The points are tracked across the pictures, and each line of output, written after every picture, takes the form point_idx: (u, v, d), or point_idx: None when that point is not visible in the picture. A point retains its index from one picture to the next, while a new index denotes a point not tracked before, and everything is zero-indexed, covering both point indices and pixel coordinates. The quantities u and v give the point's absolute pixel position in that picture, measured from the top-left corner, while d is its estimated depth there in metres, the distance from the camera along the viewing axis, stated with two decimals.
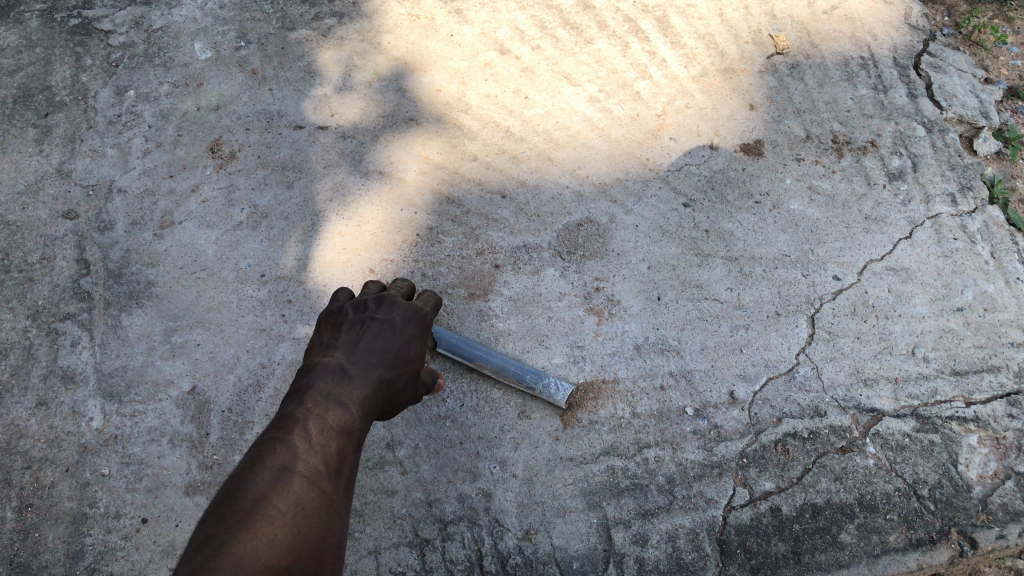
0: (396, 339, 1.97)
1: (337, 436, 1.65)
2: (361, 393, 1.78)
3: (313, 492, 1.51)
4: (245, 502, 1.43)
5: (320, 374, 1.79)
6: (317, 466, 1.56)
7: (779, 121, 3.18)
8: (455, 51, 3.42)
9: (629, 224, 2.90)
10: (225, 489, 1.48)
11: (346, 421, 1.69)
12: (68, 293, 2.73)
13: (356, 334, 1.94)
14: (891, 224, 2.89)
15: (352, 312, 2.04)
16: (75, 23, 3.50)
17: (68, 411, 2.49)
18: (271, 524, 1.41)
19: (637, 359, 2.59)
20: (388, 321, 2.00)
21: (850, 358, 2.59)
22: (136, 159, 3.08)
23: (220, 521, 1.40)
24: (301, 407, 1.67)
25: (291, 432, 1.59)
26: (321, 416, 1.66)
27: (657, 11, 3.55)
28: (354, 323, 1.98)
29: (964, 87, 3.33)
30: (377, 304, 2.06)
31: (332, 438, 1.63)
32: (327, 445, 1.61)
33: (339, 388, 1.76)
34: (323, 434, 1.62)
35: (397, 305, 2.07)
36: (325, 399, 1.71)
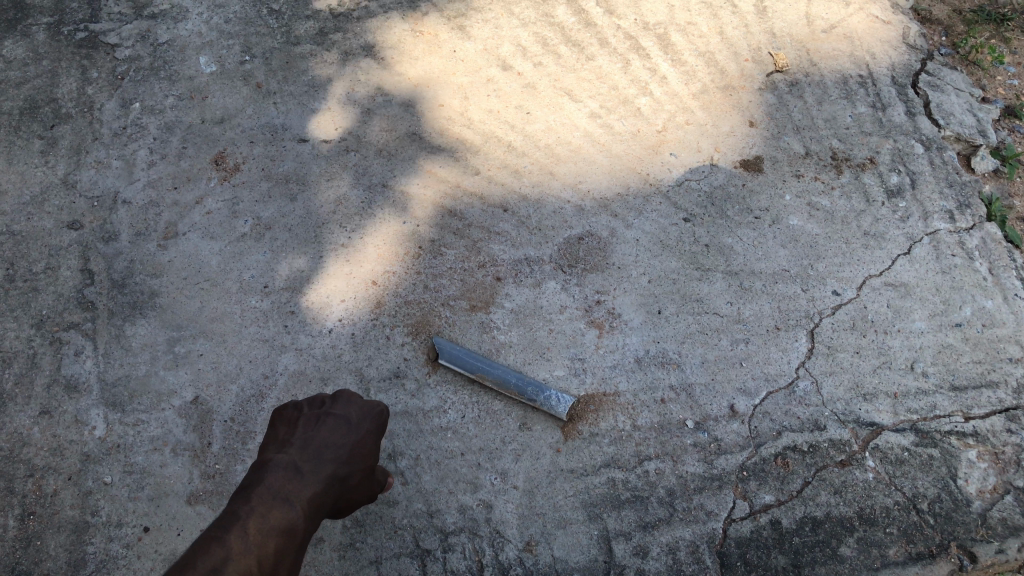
0: (351, 436, 1.90)
1: (276, 536, 1.65)
2: (309, 492, 1.75)
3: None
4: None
5: (271, 472, 1.75)
6: (246, 570, 1.57)
7: (778, 138, 3.21)
8: (458, 67, 3.45)
9: (629, 239, 2.92)
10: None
11: (287, 522, 1.68)
12: (72, 303, 2.75)
13: (311, 431, 1.87)
14: (890, 240, 2.91)
15: (309, 403, 1.95)
16: (81, 36, 3.53)
17: (71, 420, 2.50)
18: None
19: (637, 372, 2.61)
20: (345, 416, 1.91)
21: (850, 372, 2.61)
22: (141, 170, 3.10)
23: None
24: (244, 506, 1.67)
25: (227, 534, 1.60)
26: (261, 518, 1.65)
27: (658, 28, 3.59)
28: (310, 418, 1.90)
29: (962, 106, 3.36)
30: (335, 396, 1.96)
31: (270, 540, 1.64)
32: (264, 547, 1.62)
33: (287, 486, 1.73)
34: (258, 537, 1.63)
35: (355, 399, 1.97)
36: (269, 498, 1.70)
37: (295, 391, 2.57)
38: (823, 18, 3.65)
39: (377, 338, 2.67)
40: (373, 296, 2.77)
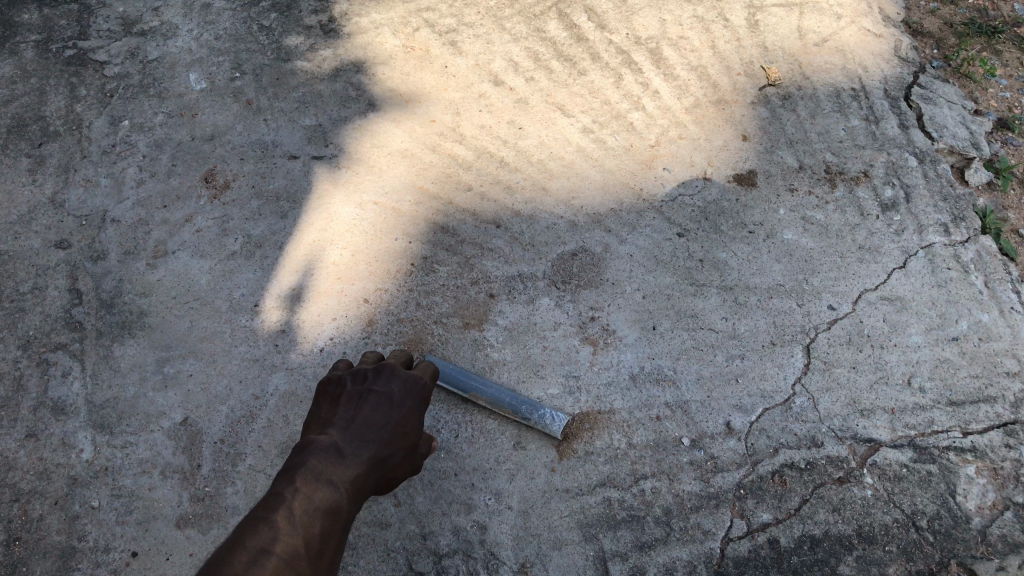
0: (394, 411, 2.01)
1: (321, 517, 1.65)
2: (350, 473, 1.80)
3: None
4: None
5: (312, 456, 1.80)
6: (296, 545, 1.55)
7: (772, 152, 3.19)
8: (450, 82, 3.43)
9: (623, 254, 2.90)
10: (210, 562, 1.46)
11: (332, 502, 1.70)
12: (59, 323, 2.71)
13: (352, 409, 2.00)
14: (885, 253, 2.90)
15: (350, 385, 2.08)
16: (70, 53, 3.51)
17: (58, 442, 2.47)
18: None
19: (633, 389, 2.58)
20: (387, 392, 2.04)
21: (846, 388, 2.58)
22: (130, 189, 3.07)
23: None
24: (289, 487, 1.68)
25: (277, 511, 1.59)
26: (307, 496, 1.67)
27: (650, 43, 3.58)
28: (352, 396, 2.03)
29: (955, 119, 3.36)
30: (378, 373, 2.11)
31: (317, 519, 1.64)
32: (311, 526, 1.61)
33: (328, 468, 1.78)
34: (306, 515, 1.62)
35: (400, 375, 2.11)
36: (312, 479, 1.72)
37: (286, 411, 2.53)
38: (815, 31, 3.64)
39: None
40: (365, 314, 2.74)
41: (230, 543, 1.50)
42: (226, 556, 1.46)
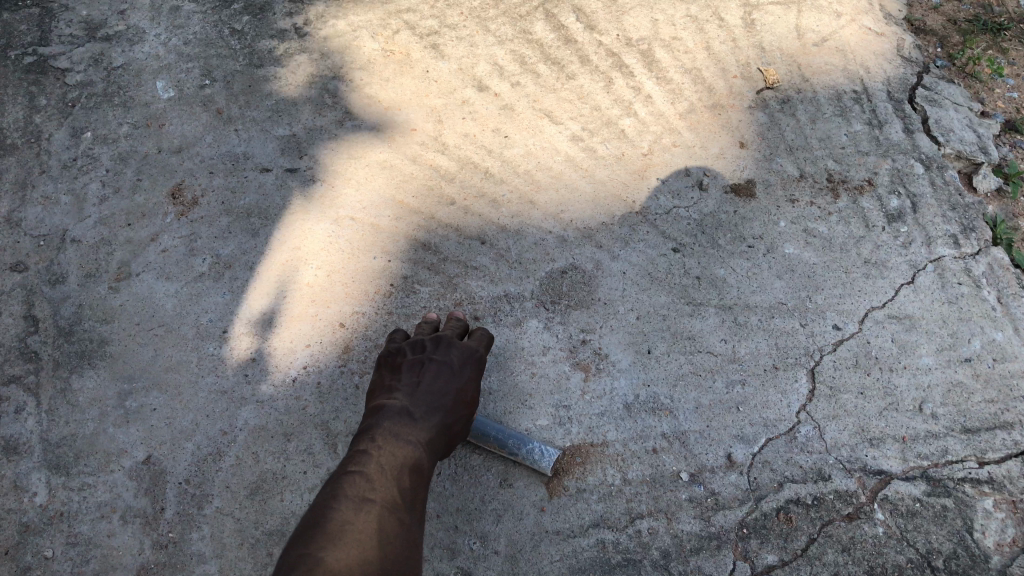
0: (453, 378, 2.21)
1: (406, 470, 1.85)
2: (422, 433, 2.01)
3: (394, 520, 1.68)
4: (332, 521, 1.59)
5: (387, 419, 2.01)
6: (390, 494, 1.74)
7: (771, 159, 3.03)
8: (432, 88, 3.26)
9: (616, 271, 2.74)
10: (317, 510, 1.65)
11: (412, 458, 1.90)
12: (13, 353, 2.54)
13: (415, 376, 2.20)
14: (892, 268, 2.74)
15: (411, 355, 2.29)
16: (29, 61, 3.32)
17: (10, 485, 2.29)
18: (357, 542, 1.55)
19: (627, 419, 2.42)
20: (445, 360, 2.24)
21: (854, 416, 2.43)
22: (92, 206, 2.89)
23: (313, 537, 1.55)
24: (373, 447, 1.88)
25: (367, 467, 1.79)
26: (391, 453, 1.87)
27: (641, 44, 3.41)
28: (413, 363, 2.24)
29: (961, 122, 3.20)
30: (434, 343, 2.32)
31: (403, 473, 1.83)
32: (399, 480, 1.80)
33: (403, 429, 1.98)
34: (393, 469, 1.82)
35: (455, 344, 2.32)
36: (392, 439, 1.93)
37: (257, 448, 2.37)
38: (814, 30, 3.48)
39: (346, 388, 2.48)
40: (341, 339, 2.57)
41: (331, 493, 1.70)
42: (330, 504, 1.65)
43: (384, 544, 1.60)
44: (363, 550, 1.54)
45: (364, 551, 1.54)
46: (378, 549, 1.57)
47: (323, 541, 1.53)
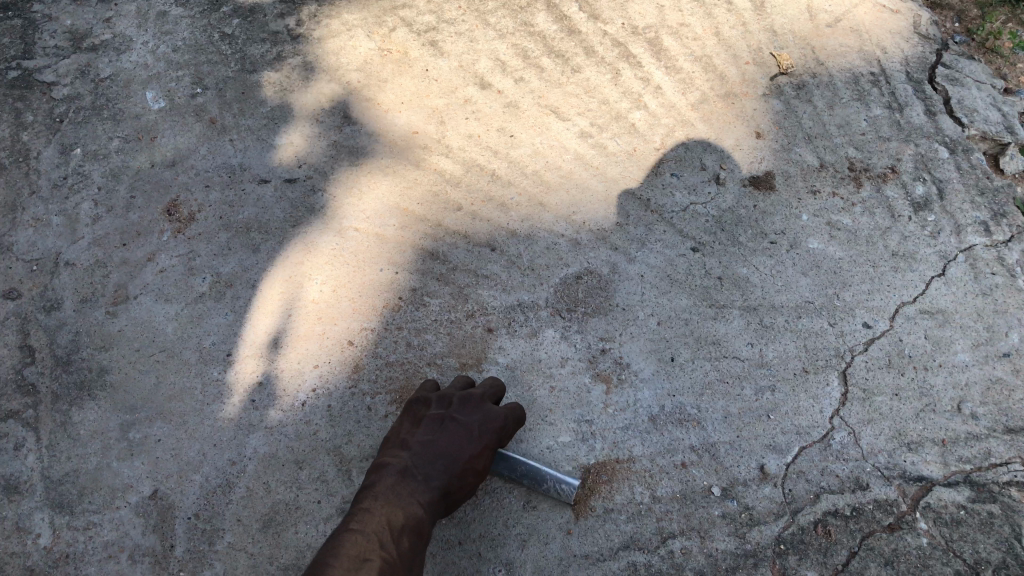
0: (473, 446, 2.00)
1: (406, 536, 1.74)
2: (427, 495, 1.87)
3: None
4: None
5: (394, 475, 1.88)
6: (388, 559, 1.64)
7: (790, 149, 2.91)
8: (432, 87, 3.13)
9: (633, 274, 2.62)
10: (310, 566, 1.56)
11: (414, 522, 1.79)
12: (10, 387, 2.43)
13: (432, 432, 2.01)
14: (922, 260, 2.62)
15: (434, 409, 2.09)
16: (14, 75, 3.19)
17: (12, 528, 2.19)
18: None
19: (653, 433, 2.32)
20: (468, 423, 2.03)
21: (890, 419, 2.32)
22: (85, 227, 2.78)
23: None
24: (376, 505, 1.78)
25: (367, 527, 1.70)
26: (393, 513, 1.76)
27: (648, 32, 3.28)
28: (434, 419, 2.04)
29: (985, 101, 3.06)
30: (461, 397, 2.11)
31: (402, 536, 1.73)
32: (398, 543, 1.71)
33: (407, 488, 1.85)
34: (392, 532, 1.72)
35: (484, 404, 2.11)
36: (396, 498, 1.82)
37: (268, 477, 2.27)
38: (826, 10, 3.34)
39: (358, 410, 2.37)
40: (350, 359, 2.46)
41: (329, 550, 1.61)
42: (325, 561, 1.57)
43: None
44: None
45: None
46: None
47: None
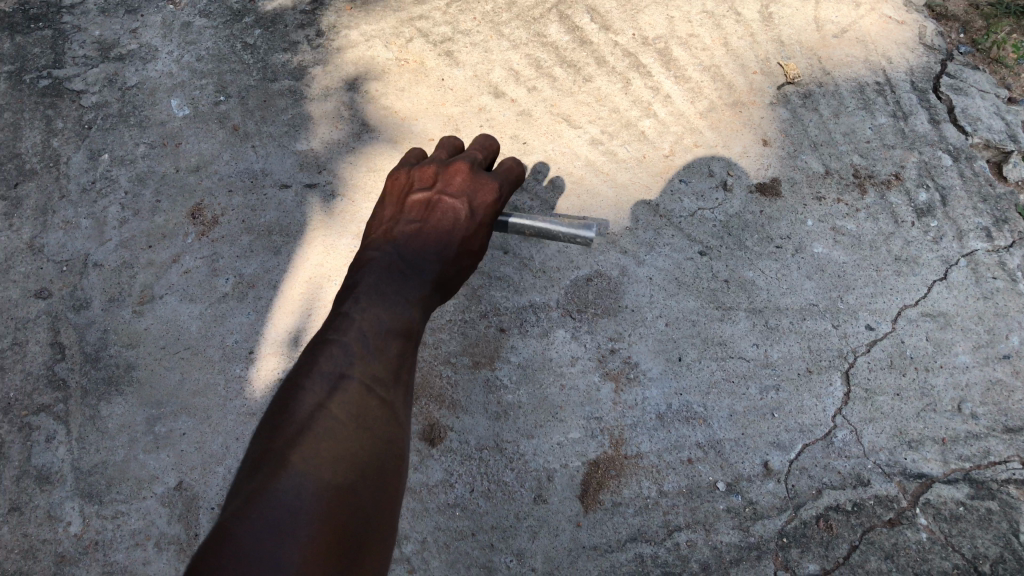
0: (464, 227, 1.92)
1: (395, 341, 1.71)
2: (418, 290, 1.83)
3: (376, 401, 1.60)
4: (304, 408, 1.52)
5: (381, 268, 1.83)
6: (368, 375, 1.62)
7: (796, 157, 2.98)
8: (448, 97, 3.22)
9: (642, 277, 2.70)
10: (288, 386, 1.58)
11: (402, 321, 1.75)
12: (41, 382, 2.54)
13: (419, 220, 1.93)
14: (924, 264, 2.69)
15: (421, 182, 1.99)
16: (44, 83, 3.30)
17: (44, 516, 2.30)
18: (326, 434, 1.49)
19: (661, 430, 2.40)
20: (457, 205, 1.92)
21: (891, 418, 2.38)
22: (113, 229, 2.88)
23: (281, 431, 1.49)
24: (359, 306, 1.73)
25: (348, 334, 1.66)
26: (376, 317, 1.72)
27: (658, 42, 3.36)
28: (422, 202, 1.95)
29: (989, 110, 3.12)
30: (448, 177, 1.99)
31: (389, 341, 1.70)
32: (385, 350, 1.69)
33: (392, 286, 1.80)
34: (378, 337, 1.69)
35: (474, 177, 1.99)
36: (382, 298, 1.76)
37: None
38: (833, 21, 3.41)
39: None
40: None
41: (306, 366, 1.60)
42: (304, 381, 1.57)
43: (361, 434, 1.53)
44: (337, 445, 1.48)
45: (338, 445, 1.48)
46: (354, 440, 1.51)
47: (291, 437, 1.46)
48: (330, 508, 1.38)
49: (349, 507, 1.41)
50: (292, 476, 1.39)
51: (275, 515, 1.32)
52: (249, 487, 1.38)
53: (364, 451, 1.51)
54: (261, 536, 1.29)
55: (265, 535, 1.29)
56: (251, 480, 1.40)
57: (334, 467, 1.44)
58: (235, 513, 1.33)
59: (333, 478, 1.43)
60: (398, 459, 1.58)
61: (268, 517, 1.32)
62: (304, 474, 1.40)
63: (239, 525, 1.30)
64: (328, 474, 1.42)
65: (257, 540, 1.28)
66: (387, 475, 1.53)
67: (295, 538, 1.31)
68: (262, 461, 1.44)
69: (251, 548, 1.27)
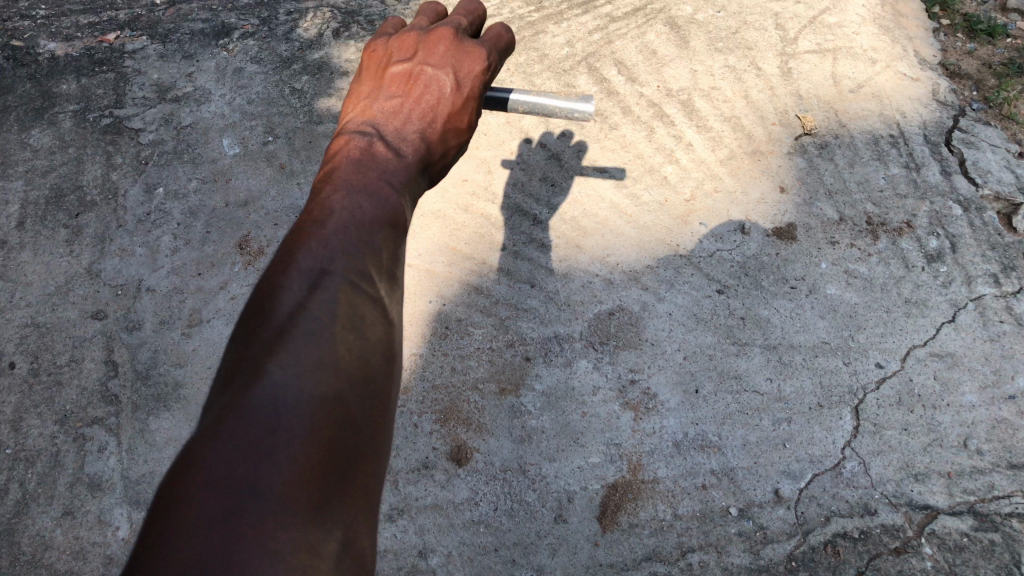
0: (453, 100, 1.31)
1: (383, 229, 1.13)
2: (405, 177, 1.22)
3: (368, 302, 1.05)
4: (277, 318, 1.00)
5: (355, 155, 1.21)
6: (358, 271, 1.07)
7: (811, 204, 3.13)
8: (481, 141, 3.40)
9: (662, 312, 2.85)
10: (255, 299, 1.04)
11: (388, 208, 1.16)
12: (96, 397, 2.71)
13: (399, 96, 1.30)
14: (933, 307, 2.81)
15: (396, 50, 1.35)
16: (106, 122, 3.52)
17: (94, 520, 2.46)
18: (313, 345, 0.97)
19: (677, 457, 2.52)
20: (442, 78, 1.30)
21: (899, 451, 2.49)
22: (165, 257, 3.08)
23: (250, 345, 0.99)
24: (337, 195, 1.15)
25: (332, 221, 1.11)
26: (358, 202, 1.14)
27: (681, 94, 3.55)
28: (400, 73, 1.31)
29: (999, 163, 3.21)
30: (428, 45, 1.33)
31: None
32: None
33: (373, 164, 1.19)
34: (362, 227, 1.11)
35: (460, 44, 1.34)
36: (361, 184, 1.17)
37: None
38: (850, 77, 3.56)
39: (406, 426, 2.60)
40: None
41: (278, 264, 1.07)
42: (276, 282, 1.05)
43: (345, 337, 1.01)
44: (320, 353, 0.97)
45: (320, 352, 0.97)
46: (337, 348, 0.99)
47: (263, 346, 0.98)
48: (324, 420, 0.92)
49: (347, 424, 0.94)
50: (267, 392, 0.92)
51: (253, 426, 0.89)
52: (209, 416, 0.91)
53: (355, 363, 1.00)
54: (234, 454, 0.86)
55: (249, 441, 0.88)
56: (214, 406, 0.93)
57: (319, 378, 0.95)
58: (196, 442, 0.87)
59: (322, 390, 0.94)
60: (396, 379, 1.06)
61: (243, 432, 0.88)
62: (288, 374, 0.94)
63: (206, 443, 0.87)
64: (317, 385, 0.94)
65: (231, 460, 0.86)
66: (386, 399, 1.01)
67: (284, 456, 0.88)
68: (228, 383, 0.96)
69: (224, 471, 0.85)
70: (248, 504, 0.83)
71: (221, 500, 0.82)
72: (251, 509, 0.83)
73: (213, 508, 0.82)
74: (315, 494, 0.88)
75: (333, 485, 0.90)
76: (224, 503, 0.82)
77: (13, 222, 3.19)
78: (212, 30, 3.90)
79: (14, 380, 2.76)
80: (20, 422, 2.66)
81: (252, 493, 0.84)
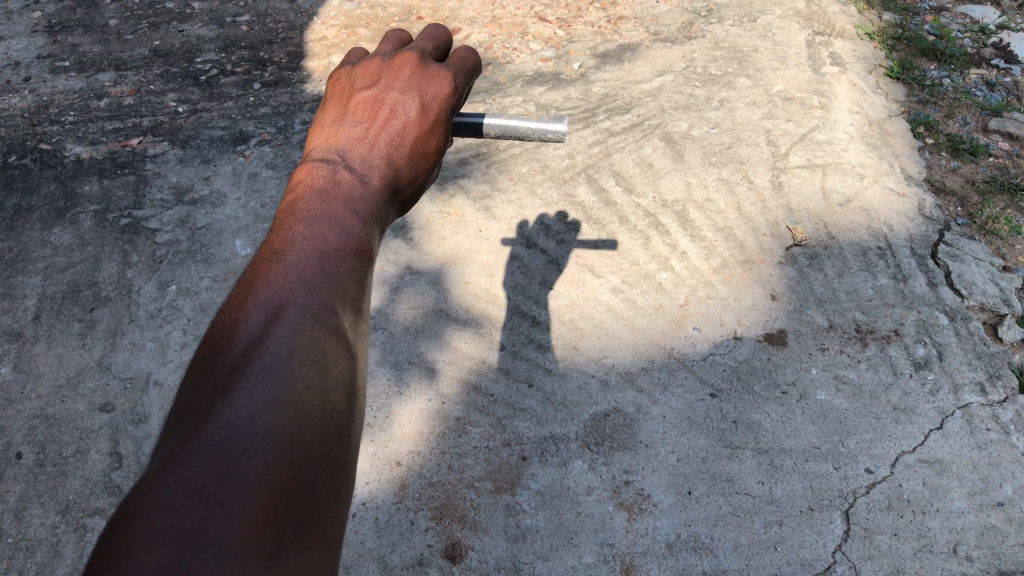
0: (418, 125, 1.37)
1: (347, 257, 1.13)
2: (371, 203, 1.24)
3: (329, 335, 1.04)
4: (234, 354, 0.99)
5: (320, 181, 1.23)
6: (314, 301, 1.07)
7: (802, 311, 3.23)
8: (483, 245, 3.51)
9: (656, 414, 2.92)
10: (213, 333, 1.04)
11: (353, 234, 1.17)
12: (98, 487, 2.77)
13: (364, 122, 1.35)
14: (921, 414, 2.88)
15: (363, 81, 1.40)
16: (124, 222, 3.67)
17: None
18: (265, 386, 0.96)
19: (669, 558, 2.56)
20: (407, 104, 1.36)
21: (889, 556, 2.54)
22: (174, 352, 3.18)
23: (204, 383, 0.97)
24: (299, 225, 1.16)
25: (293, 252, 1.11)
26: (319, 238, 1.14)
27: (676, 205, 3.70)
28: (365, 99, 1.37)
29: (984, 276, 3.31)
30: (391, 73, 1.41)
31: None
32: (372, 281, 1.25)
33: (338, 195, 1.22)
34: (325, 255, 1.12)
35: (423, 69, 1.42)
36: (325, 211, 1.18)
37: None
38: (839, 191, 3.69)
39: (402, 523, 2.63)
40: (398, 477, 2.75)
41: (237, 298, 1.07)
42: (234, 318, 1.04)
43: (305, 373, 0.99)
44: (276, 390, 0.96)
45: (277, 389, 0.96)
46: (295, 385, 0.97)
47: (217, 386, 0.96)
48: (278, 464, 0.90)
49: (301, 467, 0.92)
50: (218, 434, 0.90)
51: (200, 472, 0.87)
52: (158, 458, 0.89)
53: (315, 402, 0.98)
54: (180, 503, 0.84)
55: (195, 487, 0.86)
56: (163, 446, 0.91)
57: (274, 416, 0.94)
58: (141, 491, 0.85)
59: (276, 431, 0.93)
60: (358, 415, 1.04)
61: (190, 479, 0.86)
62: (241, 413, 0.92)
63: (153, 491, 0.85)
64: (268, 427, 0.92)
65: (177, 511, 0.84)
66: (346, 437, 0.99)
67: (234, 503, 0.86)
68: (178, 423, 0.94)
69: (169, 521, 0.83)
70: (196, 557, 0.81)
71: (168, 554, 0.81)
72: (198, 563, 0.81)
73: (158, 561, 0.80)
74: (269, 543, 0.86)
75: (288, 533, 0.88)
76: (170, 558, 0.80)
77: (29, 315, 3.30)
78: (230, 137, 4.10)
79: (20, 469, 2.82)
80: (24, 511, 2.71)
81: (199, 546, 0.82)
